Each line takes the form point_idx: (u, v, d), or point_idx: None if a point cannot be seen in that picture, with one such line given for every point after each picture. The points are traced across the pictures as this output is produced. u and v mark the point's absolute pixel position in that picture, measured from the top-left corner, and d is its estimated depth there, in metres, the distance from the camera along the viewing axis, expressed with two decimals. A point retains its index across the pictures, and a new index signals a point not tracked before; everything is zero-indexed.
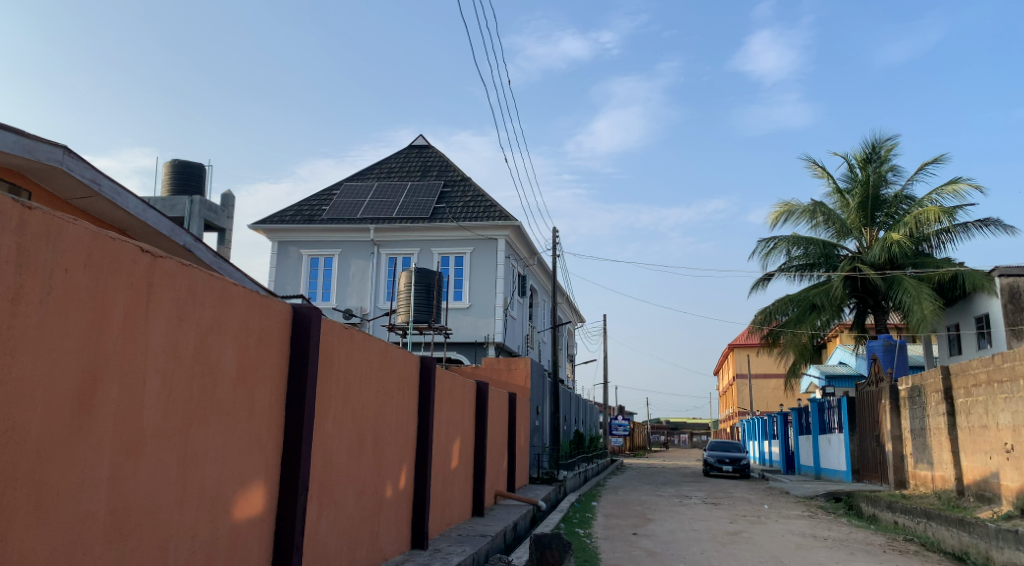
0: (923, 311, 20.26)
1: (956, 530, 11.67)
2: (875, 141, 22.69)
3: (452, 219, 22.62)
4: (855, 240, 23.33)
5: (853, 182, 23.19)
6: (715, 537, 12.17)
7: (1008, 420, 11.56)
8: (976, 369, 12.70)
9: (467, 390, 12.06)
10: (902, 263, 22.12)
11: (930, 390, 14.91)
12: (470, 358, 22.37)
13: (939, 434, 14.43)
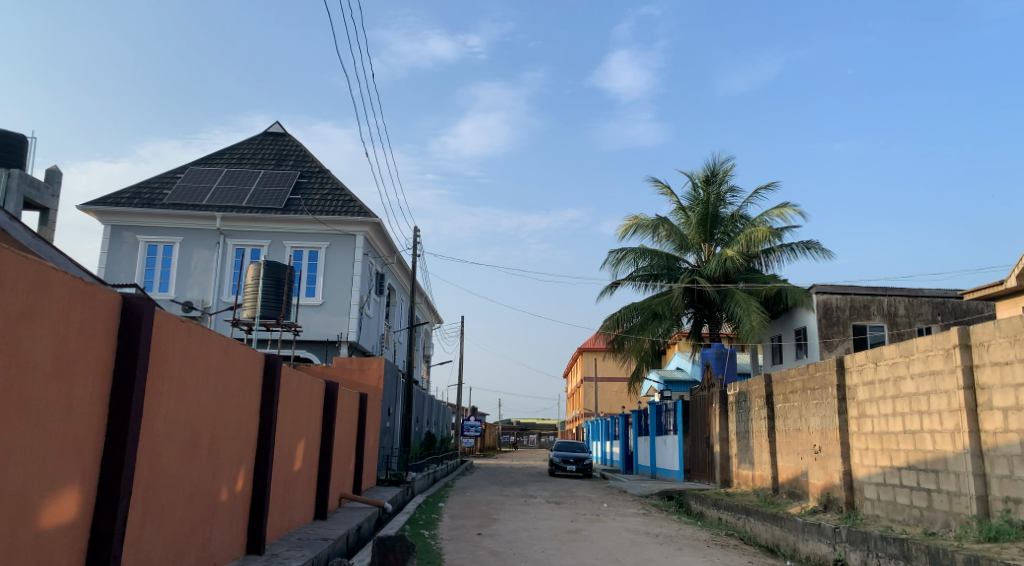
0: (752, 322, 21.93)
1: (770, 525, 12.76)
2: (715, 163, 24.40)
3: (307, 212, 22.00)
4: (695, 254, 24.87)
5: (694, 200, 24.75)
6: (556, 536, 12.56)
7: (817, 425, 12.76)
8: (793, 377, 13.88)
9: (314, 391, 11.77)
10: (735, 278, 23.81)
11: (755, 395, 16.11)
12: (320, 357, 21.83)
13: (760, 437, 15.66)
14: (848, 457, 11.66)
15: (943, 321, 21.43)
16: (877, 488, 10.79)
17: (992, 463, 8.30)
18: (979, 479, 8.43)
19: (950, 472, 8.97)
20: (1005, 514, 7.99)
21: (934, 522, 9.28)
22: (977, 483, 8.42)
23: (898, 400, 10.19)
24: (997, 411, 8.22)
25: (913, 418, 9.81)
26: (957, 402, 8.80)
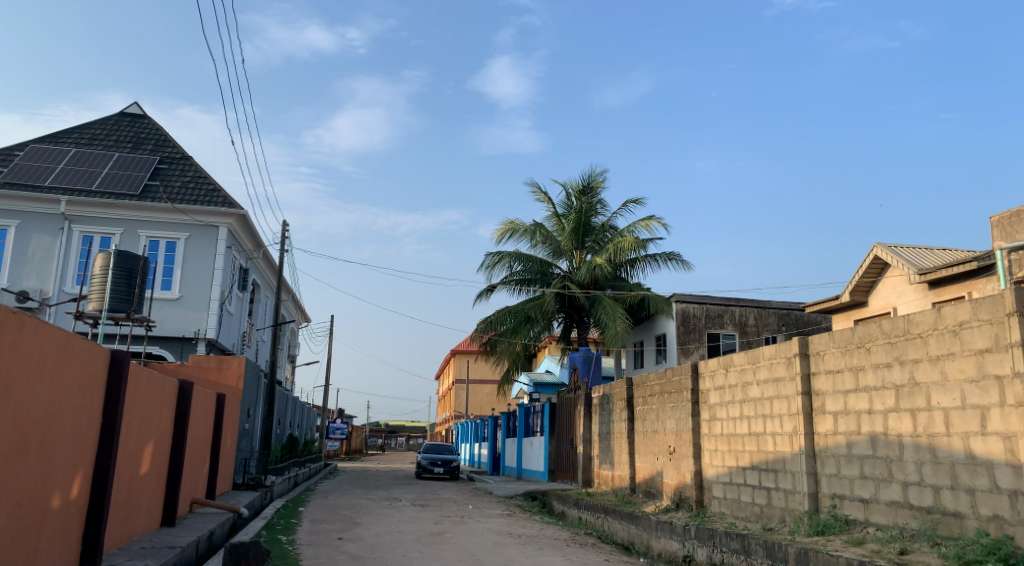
0: (616, 328, 22.69)
1: (626, 523, 13.25)
2: (590, 175, 25.18)
3: (166, 200, 20.80)
4: (567, 261, 25.45)
5: (569, 209, 25.45)
6: (418, 539, 12.47)
7: (672, 427, 13.37)
8: (652, 381, 14.47)
9: (166, 389, 11.10)
10: (603, 285, 24.56)
11: (617, 398, 16.66)
12: (175, 355, 20.69)
13: (620, 438, 16.23)
14: (699, 457, 12.27)
15: (786, 331, 23.29)
16: (724, 487, 11.43)
17: (823, 463, 8.99)
18: (811, 478, 9.08)
19: (787, 471, 9.62)
20: (831, 509, 8.68)
21: (772, 519, 9.95)
22: (809, 481, 9.08)
23: (745, 405, 10.84)
24: (829, 415, 8.91)
25: (757, 422, 10.46)
26: (795, 406, 9.46)
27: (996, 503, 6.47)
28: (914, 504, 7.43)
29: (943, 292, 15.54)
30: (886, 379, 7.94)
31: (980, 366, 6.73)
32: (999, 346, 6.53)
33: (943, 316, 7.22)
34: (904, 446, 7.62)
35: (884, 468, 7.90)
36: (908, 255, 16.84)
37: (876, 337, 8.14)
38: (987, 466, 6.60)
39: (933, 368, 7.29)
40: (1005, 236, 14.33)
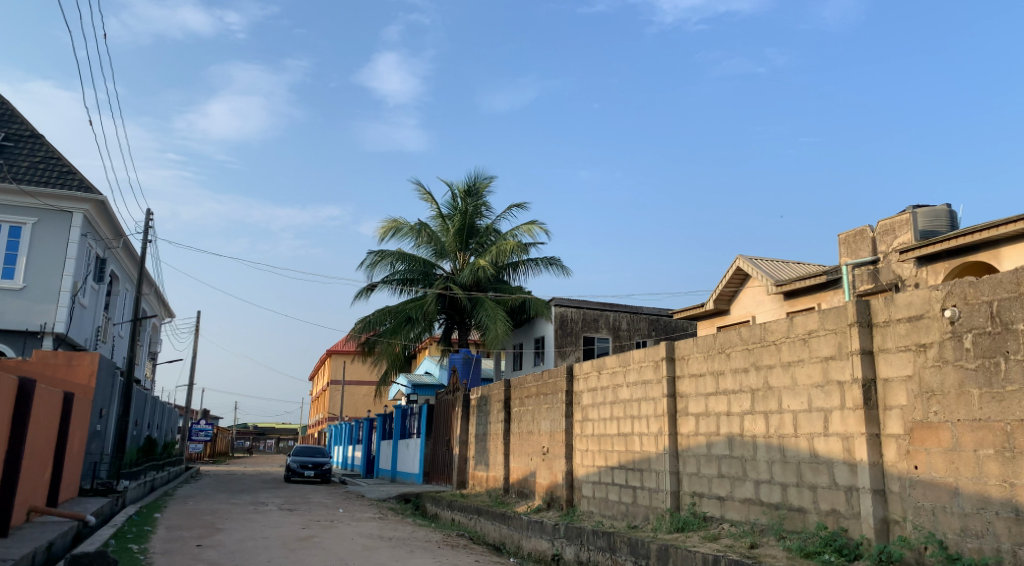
0: (496, 331, 22.81)
1: (498, 523, 13.32)
2: (476, 177, 25.24)
3: (11, 181, 19.13)
4: (450, 262, 25.36)
5: (453, 210, 25.39)
6: (284, 544, 12.01)
7: (547, 427, 13.54)
8: (529, 383, 14.61)
9: (3, 387, 10.15)
10: (485, 287, 24.63)
11: (494, 399, 16.72)
12: (17, 350, 19.05)
13: (496, 439, 16.31)
14: (571, 457, 12.50)
15: (656, 336, 24.25)
16: (593, 486, 11.70)
17: (684, 462, 9.36)
18: (674, 477, 9.44)
19: (652, 470, 9.96)
20: (691, 507, 9.06)
21: (636, 517, 10.27)
22: (672, 480, 9.43)
23: (615, 406, 11.15)
24: (691, 416, 9.29)
25: (626, 422, 10.77)
26: (661, 408, 9.81)
27: (834, 499, 6.94)
28: (764, 500, 7.87)
29: (796, 302, 16.60)
30: (743, 383, 8.35)
31: (825, 372, 7.20)
32: (842, 353, 6.99)
33: (794, 325, 7.67)
34: (757, 447, 8.05)
35: (738, 467, 8.32)
36: (767, 267, 17.89)
37: (735, 343, 8.56)
38: (828, 464, 7.05)
39: (785, 374, 7.74)
40: (851, 253, 15.52)
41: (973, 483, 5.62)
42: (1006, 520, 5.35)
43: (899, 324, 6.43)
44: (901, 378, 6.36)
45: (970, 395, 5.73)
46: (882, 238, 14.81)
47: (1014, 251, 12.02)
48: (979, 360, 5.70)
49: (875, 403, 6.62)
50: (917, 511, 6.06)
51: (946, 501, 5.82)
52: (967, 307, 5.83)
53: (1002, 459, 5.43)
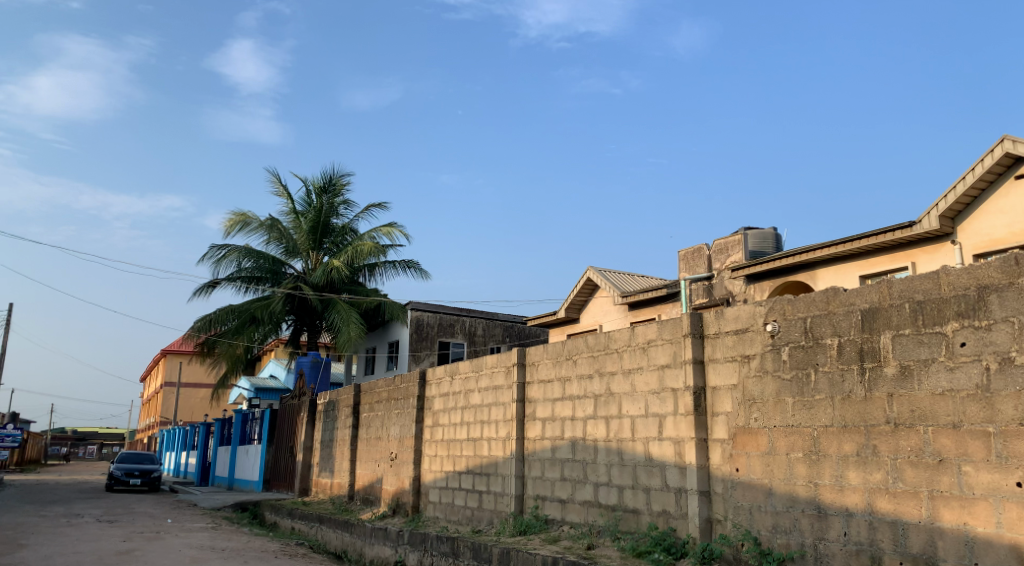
0: (349, 333, 22.29)
1: (340, 531, 13.02)
2: (332, 175, 24.62)
3: None
4: (302, 261, 24.56)
5: (308, 207, 24.62)
6: (100, 559, 11.13)
7: (395, 433, 13.42)
8: (379, 387, 14.41)
9: None
10: (339, 288, 24.03)
11: (342, 404, 16.33)
12: None
13: (343, 445, 15.96)
14: (419, 463, 12.45)
15: (509, 342, 24.68)
16: (440, 492, 11.71)
17: (529, 466, 9.57)
18: (518, 481, 9.63)
19: (498, 475, 10.12)
20: (534, 510, 9.28)
21: (481, 521, 10.38)
22: (517, 483, 9.61)
23: (465, 411, 11.22)
24: (538, 421, 9.53)
25: (475, 427, 10.87)
26: (510, 413, 10.00)
27: (665, 500, 7.34)
28: (602, 502, 8.19)
29: (639, 313, 17.42)
30: (588, 389, 8.68)
31: (661, 379, 7.61)
32: (676, 362, 7.42)
33: (635, 334, 8.05)
34: (597, 450, 8.38)
35: (580, 470, 8.61)
36: (616, 278, 18.66)
37: (581, 350, 8.88)
38: (660, 467, 7.46)
39: (625, 381, 8.11)
40: (690, 269, 16.50)
41: (784, 483, 6.12)
42: (809, 517, 5.86)
43: (727, 336, 6.92)
44: (728, 386, 6.84)
45: (785, 403, 6.24)
46: (718, 256, 15.85)
47: (828, 272, 13.25)
48: (793, 371, 6.21)
49: (705, 409, 7.08)
50: (737, 511, 6.53)
51: (761, 501, 6.30)
52: (785, 322, 6.35)
53: (809, 461, 5.95)
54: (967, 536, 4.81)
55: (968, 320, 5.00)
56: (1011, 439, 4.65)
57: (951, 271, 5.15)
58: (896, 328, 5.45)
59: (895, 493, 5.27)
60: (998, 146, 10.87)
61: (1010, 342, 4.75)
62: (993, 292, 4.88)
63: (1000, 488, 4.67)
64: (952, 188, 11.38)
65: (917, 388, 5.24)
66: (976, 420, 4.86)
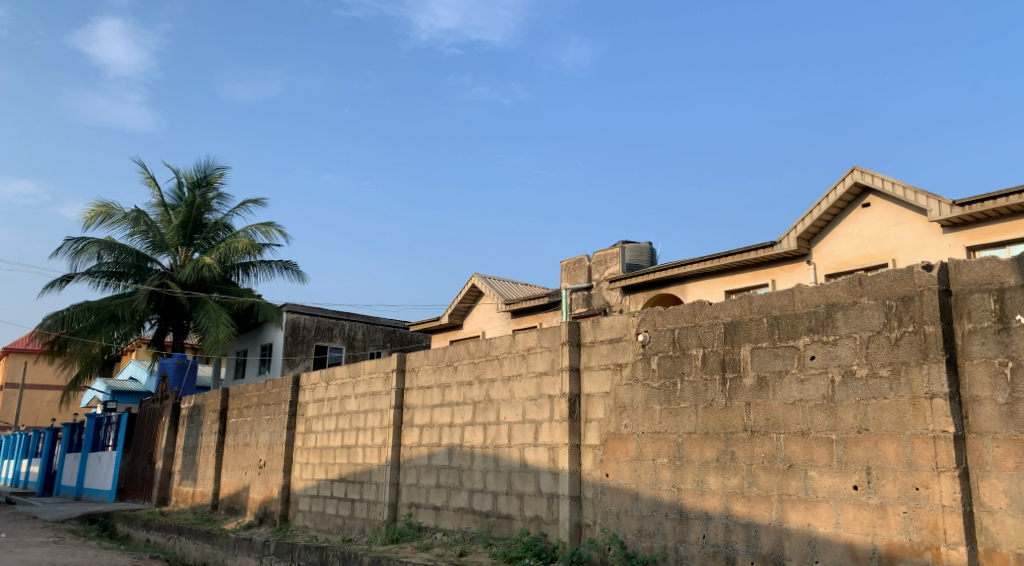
0: (218, 335, 21.31)
1: (200, 542, 12.42)
2: (206, 168, 23.56)
3: None
4: (170, 257, 23.27)
5: (178, 200, 23.42)
6: None
7: (265, 440, 12.96)
8: (249, 392, 13.86)
9: None
10: (209, 287, 22.96)
11: (208, 410, 15.58)
12: None
13: (207, 452, 15.23)
14: (289, 471, 12.04)
15: (390, 347, 24.43)
16: (310, 500, 11.39)
17: (405, 473, 9.48)
18: (393, 488, 9.52)
19: (372, 482, 9.96)
20: (407, 518, 9.19)
21: (353, 529, 10.19)
22: (391, 491, 9.50)
23: (340, 418, 10.99)
24: (415, 428, 9.46)
25: (350, 434, 10.67)
26: (386, 420, 9.87)
27: (538, 506, 7.46)
28: (476, 509, 8.23)
29: (521, 321, 17.65)
30: (467, 396, 8.70)
31: (539, 386, 7.74)
32: (554, 369, 7.58)
33: (515, 341, 8.15)
34: (473, 457, 8.41)
35: (455, 477, 8.62)
36: (498, 285, 18.82)
37: (462, 357, 8.89)
38: (534, 474, 7.58)
39: (504, 388, 8.19)
40: (570, 279, 16.88)
41: (650, 488, 6.36)
42: (672, 520, 6.11)
43: (602, 345, 7.13)
44: (601, 394, 7.06)
45: (653, 411, 6.49)
46: (597, 267, 16.30)
47: (697, 287, 13.90)
48: (661, 380, 6.47)
49: (578, 416, 7.26)
50: (605, 515, 6.73)
51: (628, 505, 6.52)
52: (655, 333, 6.61)
53: (673, 466, 6.21)
54: (810, 536, 5.15)
55: (817, 335, 5.38)
56: (851, 446, 5.03)
57: (804, 289, 5.51)
58: (755, 341, 5.79)
59: (749, 497, 5.59)
60: (849, 175, 11.79)
61: (852, 356, 5.12)
62: (839, 309, 5.26)
63: (840, 491, 5.04)
64: (809, 212, 12.23)
65: (771, 397, 5.58)
66: (821, 428, 5.23)
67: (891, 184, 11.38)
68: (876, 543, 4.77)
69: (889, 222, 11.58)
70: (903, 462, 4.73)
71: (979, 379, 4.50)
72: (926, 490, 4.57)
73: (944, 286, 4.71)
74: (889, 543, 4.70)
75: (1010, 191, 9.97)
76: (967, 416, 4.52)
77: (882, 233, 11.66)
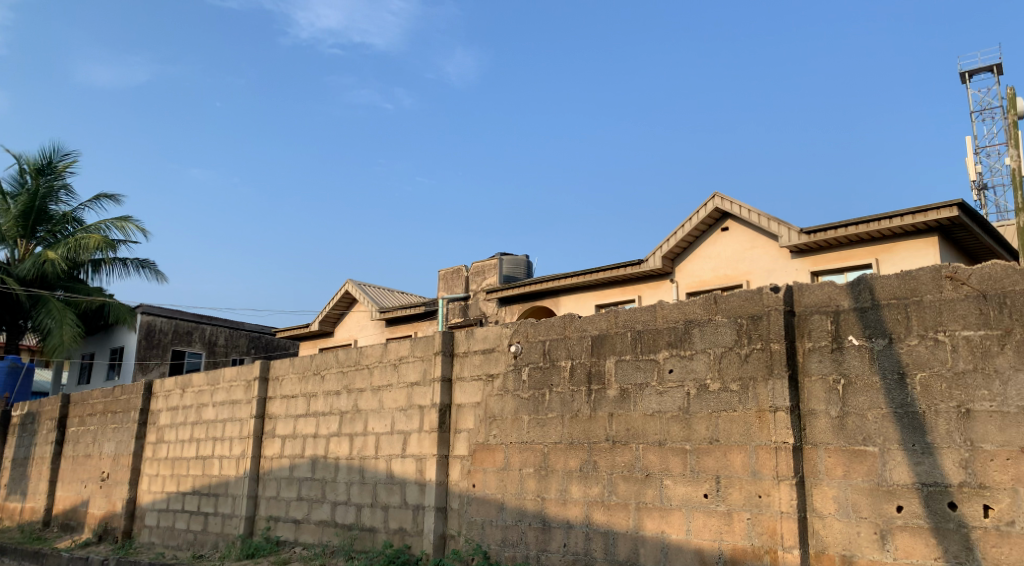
0: (61, 337, 19.75)
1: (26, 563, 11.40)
2: (54, 155, 21.82)
3: None
4: (7, 250, 21.36)
5: (20, 188, 21.56)
6: None
7: (110, 450, 12.11)
8: (95, 399, 12.90)
9: None
10: (53, 284, 21.25)
11: (44, 417, 14.37)
12: None
13: (42, 464, 14.03)
14: (135, 484, 11.30)
15: (254, 354, 23.67)
16: (158, 515, 10.74)
17: (264, 485, 9.11)
18: (250, 501, 9.13)
19: (228, 495, 9.51)
20: (265, 532, 8.83)
21: (204, 545, 9.68)
22: (248, 504, 9.10)
23: (196, 427, 10.44)
24: (276, 438, 9.12)
25: (206, 444, 10.16)
26: (246, 430, 9.46)
27: (402, 517, 7.37)
28: (338, 522, 8.02)
29: (394, 330, 17.45)
30: (334, 406, 8.48)
31: (409, 397, 7.66)
32: (425, 380, 7.53)
33: (387, 350, 8.04)
34: (338, 468, 8.20)
35: (318, 489, 8.37)
36: (372, 293, 18.51)
37: (330, 365, 8.67)
38: (400, 485, 7.48)
39: (373, 398, 8.05)
40: (447, 289, 16.87)
41: (515, 497, 6.43)
42: (534, 530, 6.20)
43: (475, 355, 7.17)
44: (471, 404, 7.08)
45: (521, 421, 6.57)
46: (474, 278, 16.38)
47: (569, 300, 14.24)
48: (531, 391, 6.56)
49: (447, 426, 7.25)
50: (470, 526, 6.73)
51: (492, 516, 6.56)
52: (526, 344, 6.70)
53: (538, 476, 6.31)
54: (663, 543, 5.37)
55: (676, 349, 5.63)
56: (702, 455, 5.29)
57: (666, 305, 5.75)
58: (619, 354, 5.98)
59: (609, 505, 5.75)
60: (710, 201, 12.46)
61: (706, 371, 5.39)
62: (696, 325, 5.53)
63: (691, 499, 5.28)
64: (673, 233, 12.80)
65: (633, 409, 5.78)
66: (677, 438, 5.46)
67: (747, 211, 12.12)
68: (722, 548, 5.02)
69: (745, 246, 12.33)
70: (747, 471, 5.01)
71: (816, 394, 4.85)
72: (767, 497, 4.86)
73: (787, 306, 5.05)
74: (733, 547, 4.97)
75: (849, 222, 10.85)
76: (804, 428, 4.86)
77: (738, 256, 12.39)
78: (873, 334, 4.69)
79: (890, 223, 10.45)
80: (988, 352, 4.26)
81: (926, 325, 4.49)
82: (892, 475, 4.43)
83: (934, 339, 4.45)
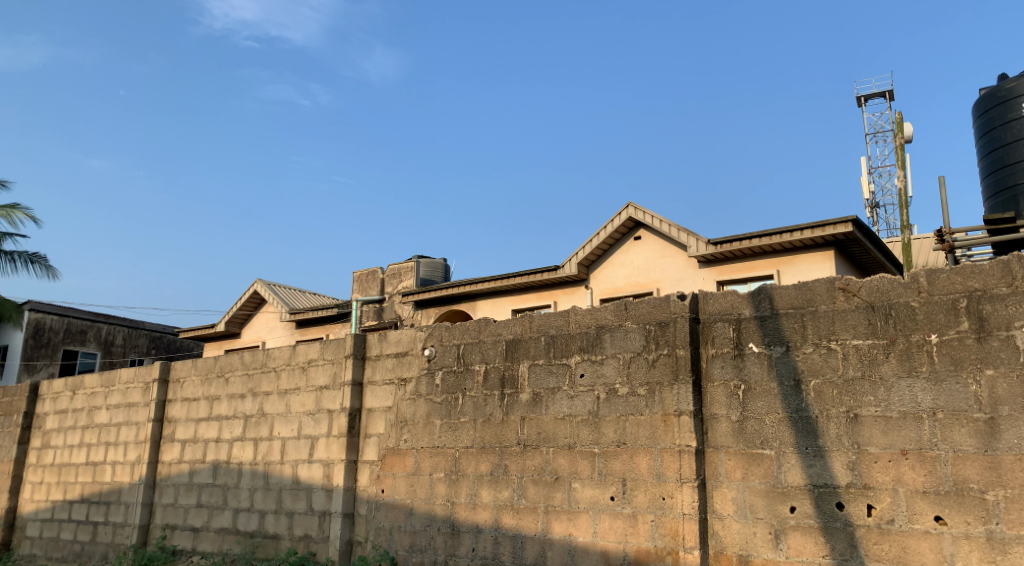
0: None
1: None
2: None
3: None
4: None
5: None
6: None
7: None
8: None
9: None
10: None
11: None
12: None
13: None
14: (17, 492, 10.64)
15: (154, 355, 22.69)
16: (41, 525, 10.13)
17: (160, 492, 8.73)
18: (145, 509, 8.72)
19: (120, 503, 9.06)
20: (160, 541, 8.45)
21: (93, 556, 9.19)
22: (143, 512, 8.69)
23: (86, 432, 9.92)
24: (176, 443, 8.76)
25: (97, 449, 9.66)
26: (143, 434, 9.05)
27: (307, 524, 7.19)
28: (240, 529, 7.77)
29: (305, 331, 17.06)
30: (237, 409, 8.21)
31: (317, 401, 7.49)
32: (335, 383, 7.38)
33: (295, 353, 7.84)
34: (241, 474, 7.94)
35: (218, 495, 8.08)
36: (283, 293, 18.04)
37: (234, 368, 8.38)
38: (306, 491, 7.30)
39: (280, 401, 7.84)
40: (361, 290, 16.61)
41: (425, 502, 6.37)
42: (443, 534, 6.16)
43: (387, 358, 7.08)
44: (382, 409, 6.99)
45: (433, 425, 6.53)
46: (388, 280, 16.20)
47: (484, 305, 14.26)
48: (443, 395, 6.53)
49: (357, 431, 7.12)
50: (378, 531, 6.64)
51: (401, 521, 6.49)
52: (440, 348, 6.67)
53: (448, 480, 6.27)
54: (570, 545, 5.43)
55: (587, 354, 5.71)
56: (609, 458, 5.38)
57: (578, 311, 5.83)
58: (532, 358, 6.03)
59: (518, 509, 5.78)
60: (624, 210, 12.73)
61: (616, 375, 5.49)
62: (607, 331, 5.63)
63: (598, 502, 5.36)
64: (587, 241, 13.01)
65: (544, 413, 5.83)
66: (586, 441, 5.54)
67: (658, 221, 12.44)
68: (627, 549, 5.12)
69: (656, 255, 12.65)
70: (652, 473, 5.13)
71: (718, 399, 5.01)
72: (670, 499, 4.99)
73: (693, 314, 5.21)
74: (638, 549, 5.07)
75: (754, 234, 11.28)
76: (707, 431, 5.01)
77: (649, 264, 12.69)
78: (772, 342, 4.88)
79: (791, 237, 10.90)
80: (875, 360, 4.49)
81: (820, 334, 4.71)
82: (786, 477, 4.62)
83: (827, 346, 4.67)
